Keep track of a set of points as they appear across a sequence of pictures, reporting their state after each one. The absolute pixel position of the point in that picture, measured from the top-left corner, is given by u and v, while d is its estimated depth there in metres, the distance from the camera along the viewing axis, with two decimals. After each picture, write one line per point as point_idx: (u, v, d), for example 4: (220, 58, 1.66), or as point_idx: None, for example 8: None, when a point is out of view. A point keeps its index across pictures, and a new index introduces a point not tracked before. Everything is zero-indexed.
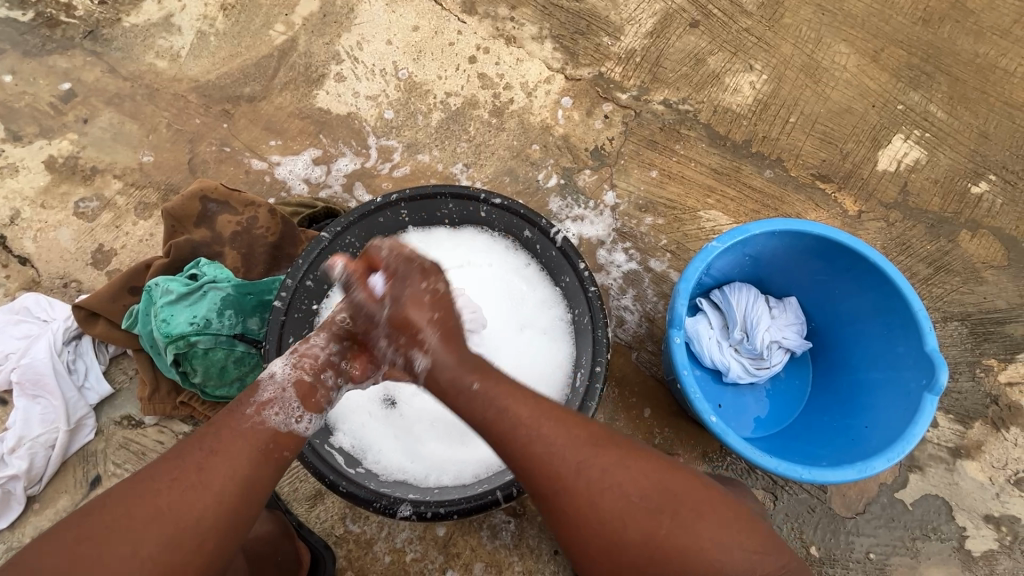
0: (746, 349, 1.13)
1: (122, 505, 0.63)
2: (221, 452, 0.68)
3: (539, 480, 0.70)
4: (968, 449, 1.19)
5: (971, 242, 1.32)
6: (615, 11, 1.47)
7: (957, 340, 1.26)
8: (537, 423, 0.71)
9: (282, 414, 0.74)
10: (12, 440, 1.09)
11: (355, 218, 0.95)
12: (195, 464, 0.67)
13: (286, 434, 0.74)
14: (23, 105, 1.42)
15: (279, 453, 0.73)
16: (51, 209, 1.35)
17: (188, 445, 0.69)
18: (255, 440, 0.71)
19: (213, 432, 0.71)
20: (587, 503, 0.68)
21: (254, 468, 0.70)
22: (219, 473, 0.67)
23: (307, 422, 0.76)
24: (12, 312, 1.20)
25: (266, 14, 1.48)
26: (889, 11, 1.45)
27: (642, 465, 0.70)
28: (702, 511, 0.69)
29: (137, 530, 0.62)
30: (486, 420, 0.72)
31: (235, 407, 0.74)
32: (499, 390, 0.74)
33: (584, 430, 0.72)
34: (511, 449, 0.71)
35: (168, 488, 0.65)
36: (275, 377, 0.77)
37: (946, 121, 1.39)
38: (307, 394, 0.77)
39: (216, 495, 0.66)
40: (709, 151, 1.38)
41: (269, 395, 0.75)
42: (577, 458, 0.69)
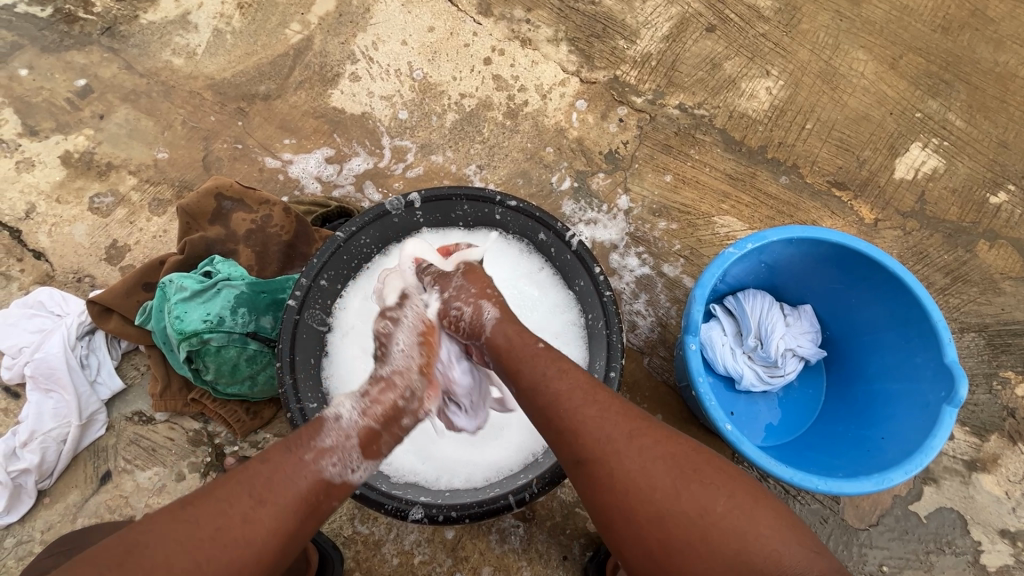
0: (760, 356, 1.11)
1: (162, 551, 0.59)
2: (269, 504, 0.65)
3: (590, 444, 0.69)
4: (984, 463, 1.17)
5: (989, 252, 1.30)
6: (631, 14, 1.46)
7: (974, 351, 1.24)
8: (593, 390, 0.74)
9: (339, 464, 0.72)
10: (25, 433, 1.09)
11: (369, 218, 0.95)
12: (242, 514, 0.63)
13: (337, 485, 0.71)
14: (40, 101, 1.43)
15: (326, 506, 0.70)
16: (66, 204, 1.35)
17: (234, 488, 0.65)
18: (303, 493, 0.68)
19: (261, 476, 0.67)
20: (636, 469, 0.67)
21: (297, 522, 0.67)
22: (264, 527, 0.64)
23: (363, 469, 0.74)
24: (27, 305, 1.21)
25: (282, 13, 1.48)
26: (908, 18, 1.44)
27: (694, 446, 0.70)
28: (755, 496, 0.66)
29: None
30: (544, 381, 0.75)
31: (288, 451, 0.70)
32: (558, 358, 0.78)
33: (637, 408, 0.74)
34: (563, 409, 0.72)
35: (212, 540, 0.61)
36: (340, 421, 0.75)
37: (964, 129, 1.38)
38: (369, 442, 0.75)
39: (258, 553, 0.62)
40: (724, 157, 1.37)
41: (332, 441, 0.72)
42: (629, 425, 0.70)
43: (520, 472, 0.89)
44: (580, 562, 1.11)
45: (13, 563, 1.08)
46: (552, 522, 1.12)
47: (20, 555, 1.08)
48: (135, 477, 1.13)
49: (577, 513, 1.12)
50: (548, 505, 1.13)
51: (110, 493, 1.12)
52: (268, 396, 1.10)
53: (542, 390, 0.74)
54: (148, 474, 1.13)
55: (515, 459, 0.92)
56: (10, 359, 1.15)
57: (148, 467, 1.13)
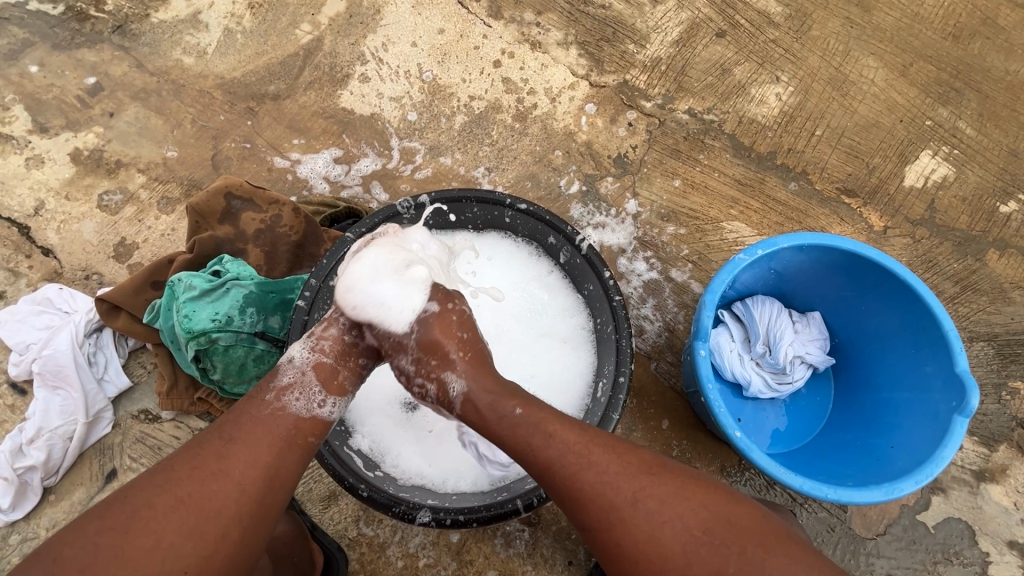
0: (768, 363, 1.11)
1: (146, 495, 0.64)
2: (241, 440, 0.70)
3: (595, 509, 0.69)
4: (992, 473, 1.16)
5: (999, 262, 1.30)
6: (641, 18, 1.46)
7: (983, 361, 1.24)
8: (587, 450, 0.72)
9: (303, 399, 0.77)
10: (31, 430, 1.09)
11: (379, 220, 0.94)
12: (216, 453, 0.69)
13: (308, 419, 0.76)
14: (50, 98, 1.43)
15: (303, 440, 0.75)
16: (75, 201, 1.35)
17: (207, 436, 0.71)
18: (275, 428, 0.73)
19: (231, 421, 0.72)
20: (645, 536, 0.67)
21: (276, 455, 0.71)
22: (239, 458, 0.69)
23: (331, 405, 0.79)
24: (35, 302, 1.21)
25: (293, 13, 1.48)
26: (920, 26, 1.43)
27: (702, 497, 0.69)
28: (767, 544, 0.65)
29: (162, 519, 0.63)
30: (534, 447, 0.73)
31: (252, 396, 0.76)
32: (543, 418, 0.75)
33: (635, 458, 0.72)
34: (560, 475, 0.71)
35: (190, 477, 0.66)
36: (294, 362, 0.79)
37: (975, 137, 1.37)
38: (329, 377, 0.80)
39: (238, 484, 0.67)
40: (734, 162, 1.37)
41: (289, 379, 0.77)
42: (630, 488, 0.69)
43: (527, 476, 0.88)
44: (585, 567, 1.11)
45: (18, 560, 1.08)
46: (557, 527, 1.12)
47: (25, 552, 1.08)
48: None
49: None
50: (554, 509, 1.12)
51: (116, 491, 1.12)
52: None
53: (536, 456, 0.73)
54: None
55: (521, 463, 0.92)
56: (18, 356, 1.16)
57: (153, 466, 1.13)
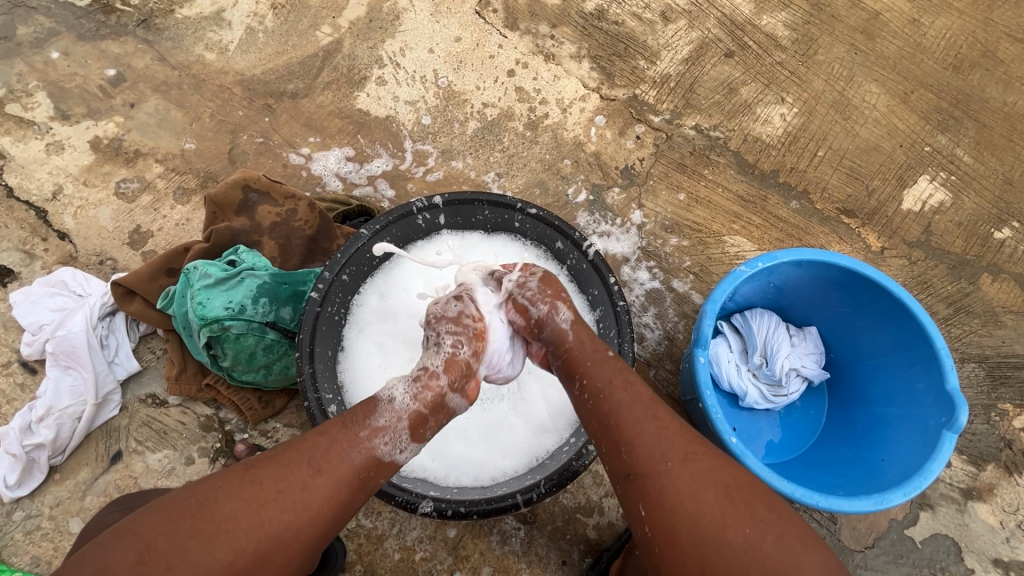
0: (765, 374, 1.14)
1: (229, 507, 0.64)
2: (326, 474, 0.69)
3: (645, 459, 0.70)
4: (980, 491, 1.19)
5: (992, 286, 1.34)
6: (652, 36, 1.51)
7: (973, 382, 1.27)
8: (654, 406, 0.74)
9: (390, 445, 0.75)
10: (41, 409, 1.11)
11: (393, 218, 0.98)
12: (302, 481, 0.68)
13: (386, 464, 0.75)
14: (73, 86, 1.47)
15: (374, 481, 0.74)
16: (93, 187, 1.38)
17: (296, 457, 0.69)
18: (358, 466, 0.72)
19: (319, 448, 0.71)
20: (686, 492, 0.67)
21: (350, 495, 0.71)
22: (320, 494, 0.68)
23: (409, 451, 0.77)
24: (50, 284, 1.24)
25: (314, 16, 1.52)
26: (921, 55, 1.48)
27: (748, 477, 0.70)
28: (806, 541, 0.64)
29: (239, 539, 0.63)
30: (611, 386, 0.76)
31: (345, 428, 0.74)
32: (621, 368, 0.79)
33: (694, 429, 0.74)
34: (619, 419, 0.73)
35: (273, 501, 0.66)
36: (393, 403, 0.78)
37: (972, 165, 1.41)
38: (418, 425, 0.78)
39: (312, 518, 0.67)
40: (737, 178, 1.41)
41: (384, 422, 0.76)
42: (686, 447, 0.70)
43: (527, 474, 0.91)
44: (579, 567, 1.13)
45: (20, 537, 1.09)
46: (553, 527, 1.14)
47: (27, 529, 1.10)
48: (146, 458, 1.14)
49: (579, 518, 1.14)
50: (550, 509, 1.14)
51: (120, 473, 1.13)
52: (281, 386, 1.12)
53: (605, 398, 0.76)
54: (158, 456, 1.14)
55: (520, 462, 0.94)
56: (30, 335, 1.18)
57: (158, 449, 1.15)
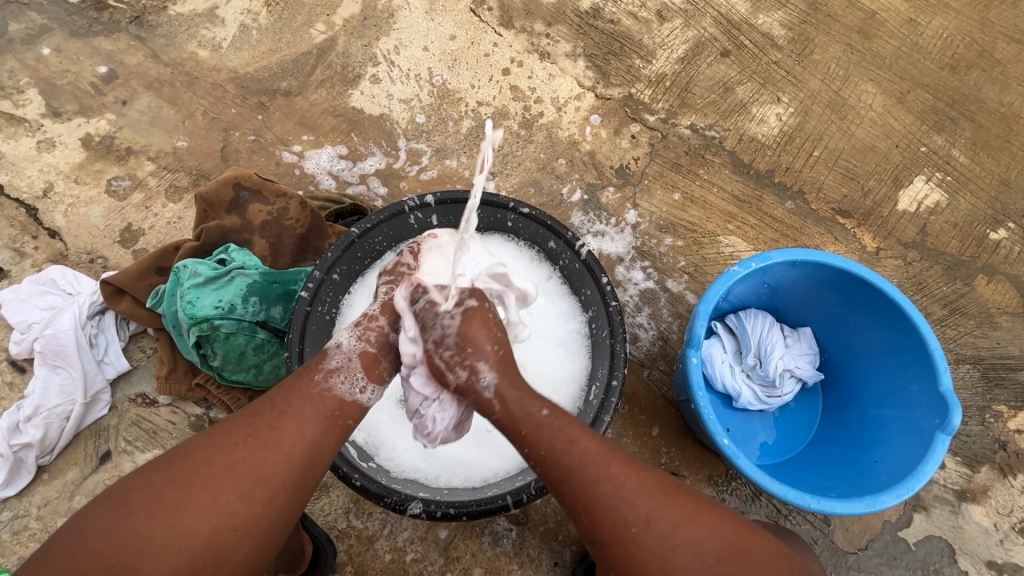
0: (759, 375, 1.13)
1: (200, 455, 0.68)
2: (290, 415, 0.74)
3: (609, 524, 0.69)
4: (973, 493, 1.18)
5: (987, 287, 1.33)
6: (648, 35, 1.50)
7: (968, 383, 1.26)
8: (606, 462, 0.72)
9: (348, 382, 0.80)
10: (30, 408, 1.10)
11: (385, 217, 0.97)
12: (268, 424, 0.72)
13: (350, 403, 0.79)
14: (65, 83, 1.46)
15: (344, 421, 0.78)
16: (84, 185, 1.37)
17: (260, 407, 0.74)
18: (322, 406, 0.76)
19: (282, 396, 0.76)
20: (656, 560, 0.66)
21: (320, 432, 0.75)
22: (289, 432, 0.72)
23: (370, 393, 0.82)
24: (39, 282, 1.23)
25: (308, 13, 1.51)
26: (918, 55, 1.47)
27: (715, 522, 0.69)
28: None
29: (215, 479, 0.67)
30: (556, 449, 0.74)
31: (302, 373, 0.79)
32: (566, 423, 0.76)
33: (651, 478, 0.72)
34: (575, 487, 0.71)
35: (244, 443, 0.70)
36: (342, 348, 0.83)
37: (968, 165, 1.41)
38: (371, 365, 0.83)
39: (286, 456, 0.71)
40: (733, 178, 1.40)
41: (337, 364, 0.81)
42: (646, 507, 0.69)
43: (518, 475, 0.90)
44: (571, 568, 1.12)
45: (8, 537, 1.09)
46: (545, 528, 1.13)
47: (15, 529, 1.09)
48: (135, 458, 1.14)
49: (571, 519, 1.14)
50: (542, 510, 1.14)
51: (109, 472, 1.13)
52: (272, 386, 1.11)
53: (556, 463, 0.73)
54: (148, 456, 1.14)
55: (512, 463, 0.94)
56: (19, 334, 1.18)
57: (147, 449, 1.14)
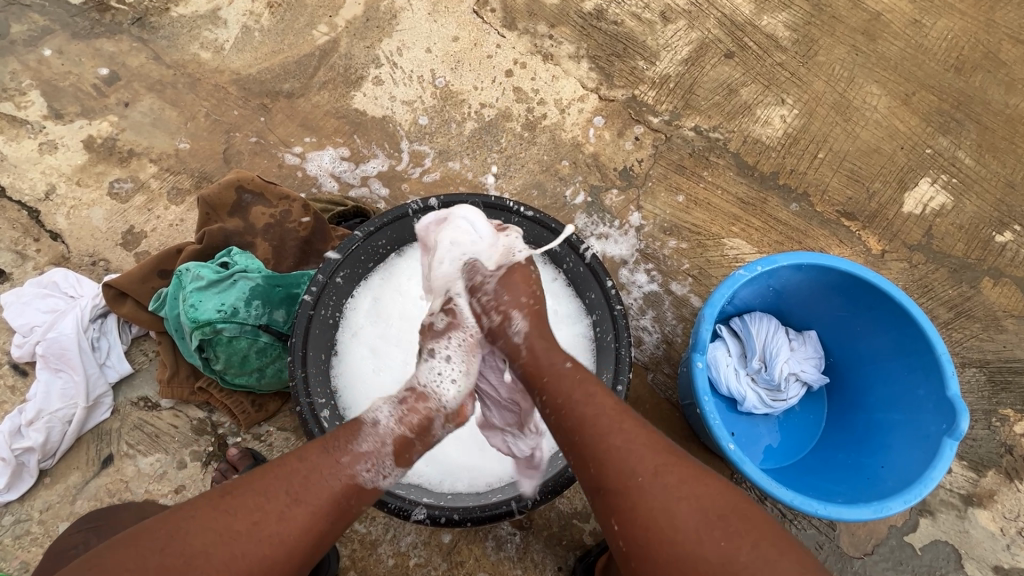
0: (764, 379, 1.13)
1: (199, 542, 0.62)
2: (304, 506, 0.69)
3: (613, 474, 0.68)
4: (980, 498, 1.18)
5: (993, 290, 1.32)
6: (652, 36, 1.49)
7: (974, 387, 1.26)
8: (618, 418, 0.73)
9: (373, 470, 0.75)
10: (31, 412, 1.10)
11: (388, 219, 0.96)
12: (278, 512, 0.67)
13: (369, 490, 0.74)
14: (67, 85, 1.45)
15: (355, 509, 0.74)
16: (86, 187, 1.37)
17: (273, 487, 0.69)
18: (338, 496, 0.72)
19: (299, 476, 0.71)
20: (658, 507, 0.65)
21: (330, 524, 0.70)
22: (298, 525, 0.67)
23: (392, 477, 0.78)
24: (41, 285, 1.23)
25: (311, 15, 1.51)
26: (923, 57, 1.47)
27: (723, 487, 0.67)
28: (783, 547, 0.62)
29: (210, 574, 0.61)
30: (571, 399, 0.76)
31: (327, 452, 0.74)
32: (585, 377, 0.79)
33: (663, 439, 0.72)
34: (585, 433, 0.72)
35: (248, 533, 0.64)
36: (378, 427, 0.79)
37: (973, 167, 1.40)
38: (401, 449, 0.79)
39: (289, 552, 0.66)
40: (737, 180, 1.40)
41: (367, 448, 0.76)
42: (655, 459, 0.68)
43: (522, 480, 0.89)
44: None
45: (9, 541, 1.08)
46: (549, 533, 1.13)
47: (17, 534, 1.09)
48: (137, 462, 1.13)
49: (575, 524, 1.13)
50: (546, 514, 1.13)
51: (111, 476, 1.12)
52: (274, 390, 1.10)
53: (569, 412, 0.75)
54: (150, 460, 1.13)
55: (516, 467, 0.93)
56: (21, 337, 1.17)
57: (150, 453, 1.14)
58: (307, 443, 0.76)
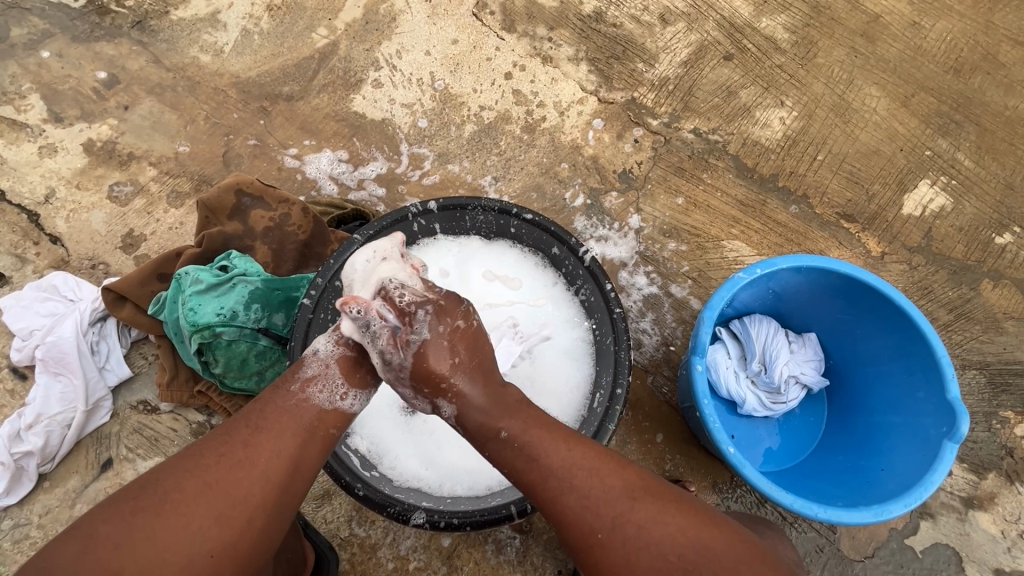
0: (763, 381, 1.13)
1: (174, 479, 0.66)
2: (266, 430, 0.71)
3: (575, 536, 0.70)
4: (981, 500, 1.17)
5: (993, 292, 1.32)
6: (651, 39, 1.49)
7: (974, 389, 1.25)
8: (568, 475, 0.71)
9: (326, 390, 0.76)
10: (30, 416, 1.10)
11: (387, 222, 0.96)
12: (242, 441, 0.70)
13: (330, 412, 0.75)
14: (67, 88, 1.45)
15: (325, 431, 0.75)
16: (86, 191, 1.37)
17: (233, 424, 0.72)
18: (301, 419, 0.73)
19: (258, 410, 0.73)
20: (622, 560, 0.68)
21: (300, 446, 0.72)
22: (265, 450, 0.70)
23: (352, 399, 0.77)
24: (41, 289, 1.23)
25: (310, 18, 1.51)
26: (922, 58, 1.47)
27: (680, 521, 0.69)
28: (738, 569, 0.66)
29: (187, 504, 0.64)
30: (517, 469, 0.73)
31: (278, 386, 0.76)
32: (527, 437, 0.74)
33: (618, 481, 0.71)
34: (541, 498, 0.72)
35: (216, 465, 0.67)
36: (318, 354, 0.78)
37: (972, 169, 1.40)
38: (352, 370, 0.78)
39: (263, 473, 0.68)
40: (736, 183, 1.40)
41: (313, 372, 0.76)
42: (612, 513, 0.69)
43: None
44: None
45: (9, 545, 1.09)
46: (549, 536, 1.13)
47: (16, 538, 1.09)
48: (136, 466, 1.13)
49: None
50: (545, 518, 1.13)
51: (110, 480, 1.12)
52: None
53: (521, 473, 0.73)
54: (150, 464, 1.13)
55: None
56: (20, 341, 1.18)
57: (149, 457, 1.14)
58: (267, 387, 0.78)
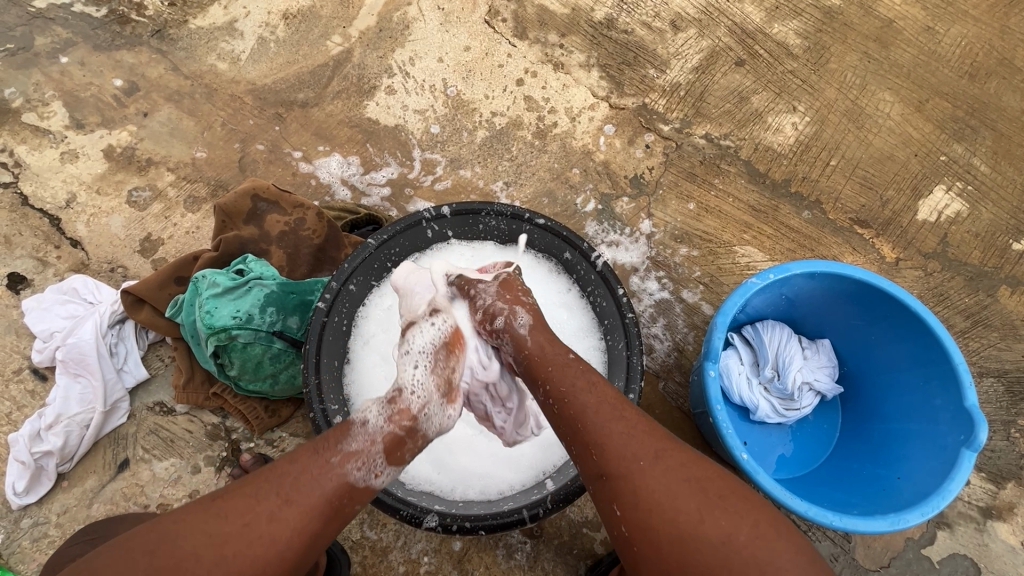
0: (776, 388, 1.12)
1: (191, 542, 0.62)
2: (295, 506, 0.67)
3: (615, 458, 0.68)
4: (999, 510, 1.15)
5: (1011, 298, 1.31)
6: (663, 44, 1.50)
7: (992, 397, 1.24)
8: (620, 406, 0.73)
9: (364, 469, 0.73)
10: (50, 416, 1.12)
11: (401, 227, 0.97)
12: (269, 513, 0.66)
13: (361, 490, 0.73)
14: (88, 96, 1.49)
15: (349, 509, 0.72)
16: (105, 196, 1.40)
17: (262, 488, 0.68)
18: (328, 496, 0.70)
19: (290, 476, 0.69)
20: (660, 490, 0.65)
21: (321, 525, 0.68)
22: (288, 528, 0.66)
23: (386, 475, 0.76)
24: (62, 291, 1.26)
25: (325, 25, 1.53)
26: (936, 63, 1.46)
27: (718, 469, 0.69)
28: (777, 528, 0.64)
29: (199, 575, 0.61)
30: (573, 390, 0.75)
31: (316, 452, 0.72)
32: (587, 370, 0.78)
33: (660, 425, 0.73)
34: (589, 418, 0.71)
35: (238, 535, 0.64)
36: (367, 426, 0.77)
37: (989, 175, 1.39)
38: (393, 448, 0.77)
39: (281, 552, 0.65)
40: (748, 188, 1.39)
41: (357, 446, 0.74)
42: (655, 444, 0.69)
43: (534, 488, 0.89)
44: None
45: (28, 544, 1.10)
46: (559, 541, 1.13)
47: (35, 537, 1.11)
48: (152, 467, 1.15)
49: (585, 533, 1.13)
50: (557, 523, 1.13)
51: (126, 480, 1.14)
52: (288, 396, 1.12)
53: (570, 401, 0.74)
54: (165, 465, 1.15)
55: (526, 476, 0.93)
56: (41, 342, 1.21)
57: (165, 458, 1.16)
58: (302, 445, 0.74)
